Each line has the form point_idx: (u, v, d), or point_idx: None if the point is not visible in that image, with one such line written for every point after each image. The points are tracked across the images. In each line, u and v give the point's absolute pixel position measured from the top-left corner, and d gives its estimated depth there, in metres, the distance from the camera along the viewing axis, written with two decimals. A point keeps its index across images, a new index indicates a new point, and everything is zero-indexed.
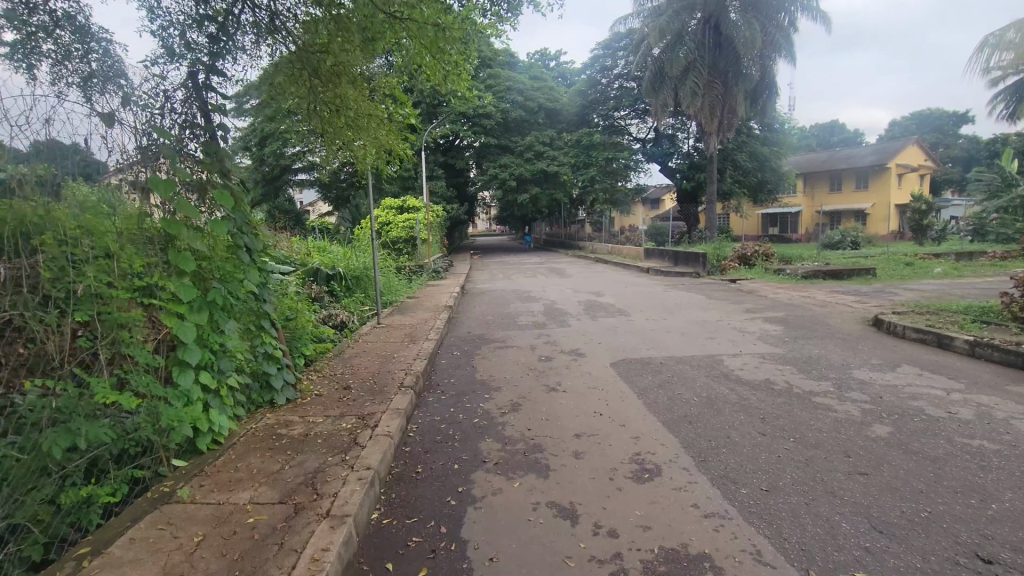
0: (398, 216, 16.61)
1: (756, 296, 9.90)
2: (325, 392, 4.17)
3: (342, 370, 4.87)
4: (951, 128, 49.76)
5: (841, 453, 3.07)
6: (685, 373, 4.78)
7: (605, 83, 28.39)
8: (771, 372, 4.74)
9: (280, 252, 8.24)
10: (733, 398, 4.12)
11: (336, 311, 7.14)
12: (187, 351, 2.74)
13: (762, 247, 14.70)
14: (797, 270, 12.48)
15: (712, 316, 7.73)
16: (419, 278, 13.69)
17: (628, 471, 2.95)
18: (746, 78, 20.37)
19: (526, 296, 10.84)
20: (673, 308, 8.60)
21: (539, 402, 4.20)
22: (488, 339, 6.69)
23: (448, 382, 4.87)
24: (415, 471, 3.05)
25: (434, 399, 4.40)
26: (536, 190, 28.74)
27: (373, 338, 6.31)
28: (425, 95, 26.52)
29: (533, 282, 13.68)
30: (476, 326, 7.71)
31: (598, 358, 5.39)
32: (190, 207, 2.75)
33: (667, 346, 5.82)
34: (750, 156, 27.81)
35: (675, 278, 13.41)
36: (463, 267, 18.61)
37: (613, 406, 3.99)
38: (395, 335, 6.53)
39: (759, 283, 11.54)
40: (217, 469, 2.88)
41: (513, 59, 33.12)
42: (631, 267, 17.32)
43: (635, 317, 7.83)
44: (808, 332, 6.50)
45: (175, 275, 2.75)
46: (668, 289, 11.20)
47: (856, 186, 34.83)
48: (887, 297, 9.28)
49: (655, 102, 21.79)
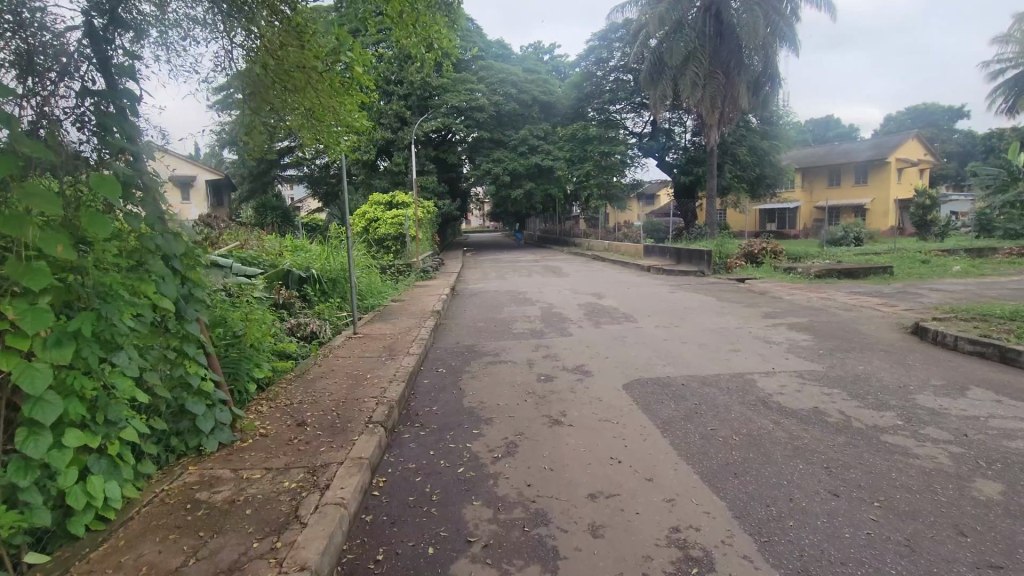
0: (387, 212, 15.77)
1: (772, 298, 9.12)
2: (273, 432, 3.34)
3: (302, 398, 4.04)
4: (947, 124, 49.41)
5: (954, 530, 2.28)
6: (715, 401, 3.97)
7: (601, 75, 27.62)
8: (819, 398, 3.95)
9: (245, 256, 7.40)
10: (782, 436, 3.32)
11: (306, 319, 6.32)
12: (42, 407, 1.91)
13: (770, 244, 13.94)
14: (809, 268, 11.73)
15: (729, 322, 6.94)
16: (408, 277, 12.90)
17: (668, 564, 2.13)
18: (747, 67, 19.65)
19: (522, 298, 10.02)
20: (684, 313, 7.80)
21: (541, 441, 3.37)
22: (482, 352, 5.88)
23: (430, 412, 4.03)
24: (373, 562, 2.22)
25: (410, 436, 3.57)
26: (530, 185, 27.90)
27: (346, 352, 5.48)
28: (416, 87, 25.68)
29: (529, 283, 12.86)
30: (466, 334, 6.89)
31: (611, 378, 4.58)
32: (41, 196, 1.88)
33: (687, 362, 5.03)
34: (750, 151, 27.12)
35: (679, 278, 12.62)
36: (455, 266, 17.79)
37: (635, 447, 3.19)
38: (371, 348, 5.70)
39: (770, 283, 10.78)
40: (92, 567, 2.04)
41: (507, 51, 32.24)
42: (631, 264, 16.52)
43: (644, 324, 7.04)
44: (844, 342, 5.72)
45: (21, 295, 1.93)
46: (674, 291, 10.40)
47: (856, 181, 34.25)
48: (915, 299, 8.52)
49: (654, 95, 21.07)
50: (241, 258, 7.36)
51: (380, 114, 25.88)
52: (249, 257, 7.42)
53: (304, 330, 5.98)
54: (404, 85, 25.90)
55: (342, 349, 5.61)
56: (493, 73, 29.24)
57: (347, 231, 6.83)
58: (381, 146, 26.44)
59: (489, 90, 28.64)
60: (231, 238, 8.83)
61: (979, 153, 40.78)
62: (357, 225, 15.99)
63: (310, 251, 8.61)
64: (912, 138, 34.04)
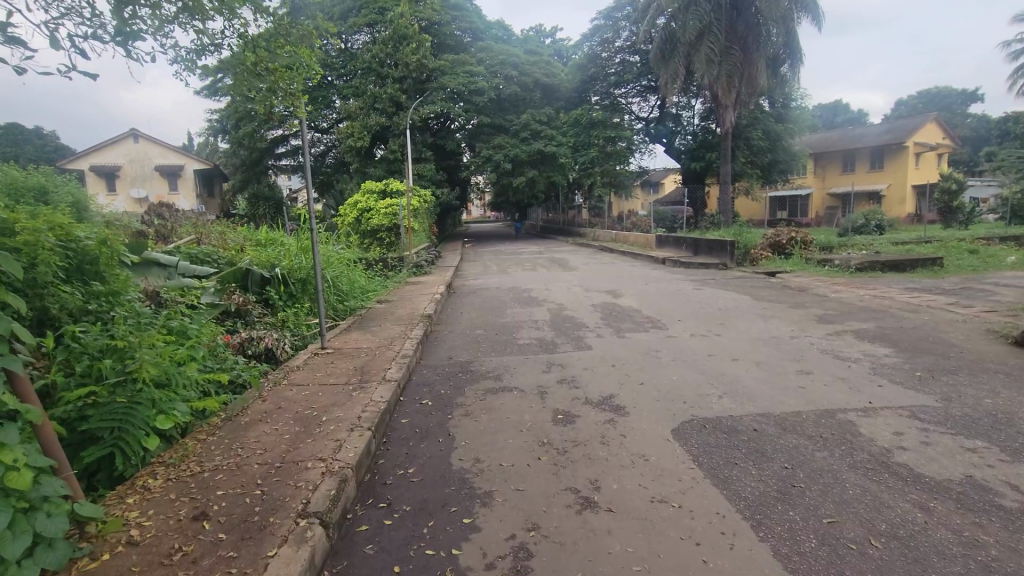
0: (381, 201, 14.56)
1: (818, 296, 7.91)
2: (149, 539, 2.14)
3: (223, 459, 2.85)
4: (961, 108, 47.99)
5: None
6: (817, 464, 2.75)
7: (606, 56, 26.17)
8: (965, 461, 2.72)
9: (195, 253, 6.19)
10: (947, 540, 2.11)
11: (260, 331, 5.15)
12: None
13: (799, 233, 12.67)
14: (846, 260, 10.50)
15: (782, 330, 5.74)
16: (401, 272, 11.71)
17: None
18: (768, 38, 18.31)
19: (528, 297, 8.80)
20: (721, 317, 6.60)
21: (567, 548, 2.16)
22: (478, 372, 4.68)
23: (405, 480, 2.83)
24: None
25: (368, 532, 2.37)
26: (532, 173, 26.55)
27: (307, 377, 4.29)
28: (412, 69, 24.40)
29: (534, 278, 11.68)
30: (462, 347, 5.70)
31: (656, 420, 3.36)
32: None
33: (748, 392, 3.82)
34: (764, 135, 25.77)
35: (700, 272, 11.42)
36: (454, 259, 16.66)
37: (722, 567, 1.99)
38: (340, 370, 4.52)
39: (807, 279, 9.54)
40: None
41: (508, 33, 30.82)
42: (644, 256, 15.31)
43: (677, 332, 5.84)
44: (941, 359, 4.48)
45: None
46: (700, 288, 9.17)
47: (870, 167, 32.86)
48: (987, 297, 7.27)
49: (664, 75, 19.72)
50: (190, 256, 6.16)
51: (375, 98, 24.66)
52: (200, 255, 6.22)
53: (256, 348, 4.81)
54: (399, 66, 24.63)
55: (299, 372, 4.43)
56: (492, 55, 27.91)
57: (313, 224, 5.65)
58: (376, 132, 25.17)
59: (489, 73, 27.52)
60: (188, 230, 7.62)
61: (994, 137, 39.40)
62: (348, 216, 14.77)
63: (279, 244, 7.39)
64: (930, 121, 32.62)
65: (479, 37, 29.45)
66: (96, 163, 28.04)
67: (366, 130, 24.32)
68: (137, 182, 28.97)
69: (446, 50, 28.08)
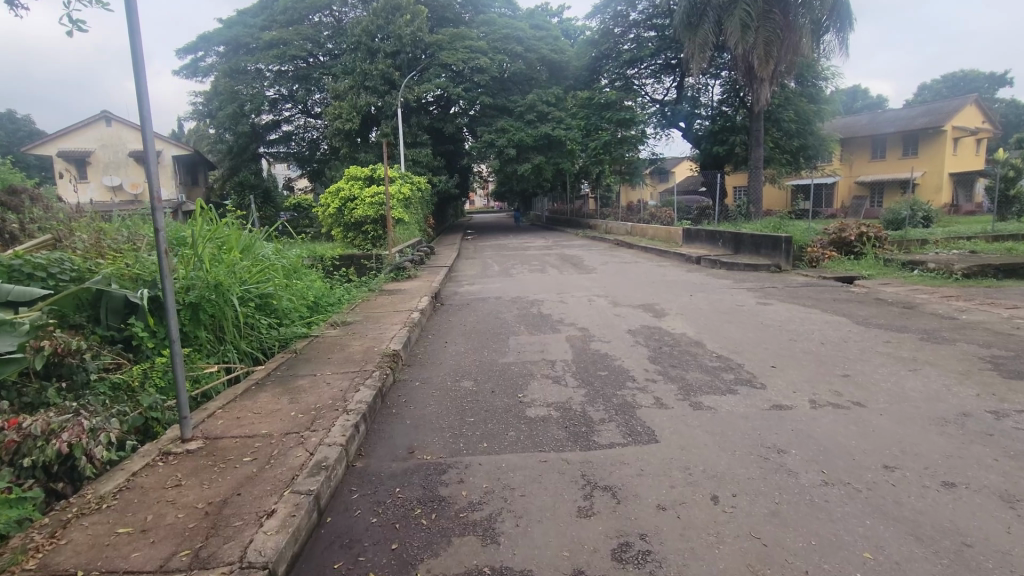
0: (365, 187, 12.22)
1: (949, 321, 5.66)
2: None
3: None
4: (988, 91, 45.24)
5: None
6: None
7: (619, 32, 23.49)
8: None
9: (18, 265, 3.84)
10: None
11: (68, 410, 2.89)
12: None
13: (869, 227, 10.31)
14: (945, 263, 8.22)
15: (967, 396, 3.48)
16: (379, 276, 9.42)
17: None
18: (810, 3, 15.60)
19: (538, 316, 6.53)
20: (837, 360, 4.33)
21: None
22: (454, 512, 2.40)
23: None
24: None
25: None
26: (540, 159, 24.18)
27: (81, 554, 2.01)
28: (405, 42, 22.12)
29: (545, 282, 9.42)
30: (437, 425, 3.41)
31: None
32: None
33: None
34: (795, 116, 23.25)
35: (752, 277, 9.18)
36: (449, 257, 14.33)
37: None
38: (185, 517, 2.25)
39: (903, 291, 7.26)
40: None
41: (512, 8, 28.06)
42: (671, 253, 13.01)
43: (793, 397, 3.56)
44: None
45: None
46: (767, 302, 6.89)
47: (904, 152, 30.30)
48: None
49: (691, 45, 17.20)
50: (9, 271, 3.81)
51: (365, 76, 22.38)
52: (28, 266, 3.88)
53: (41, 456, 2.51)
54: (391, 40, 22.29)
55: (93, 531, 2.14)
56: (495, 29, 25.58)
57: (148, 93, 2.75)
58: (368, 114, 22.84)
59: (492, 50, 25.07)
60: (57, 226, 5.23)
61: None
62: (329, 207, 12.47)
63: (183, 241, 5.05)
64: (970, 103, 30.03)
65: (480, 11, 27.13)
66: (67, 149, 25.70)
67: (356, 110, 21.98)
68: (110, 170, 26.51)
69: (444, 24, 26.02)
